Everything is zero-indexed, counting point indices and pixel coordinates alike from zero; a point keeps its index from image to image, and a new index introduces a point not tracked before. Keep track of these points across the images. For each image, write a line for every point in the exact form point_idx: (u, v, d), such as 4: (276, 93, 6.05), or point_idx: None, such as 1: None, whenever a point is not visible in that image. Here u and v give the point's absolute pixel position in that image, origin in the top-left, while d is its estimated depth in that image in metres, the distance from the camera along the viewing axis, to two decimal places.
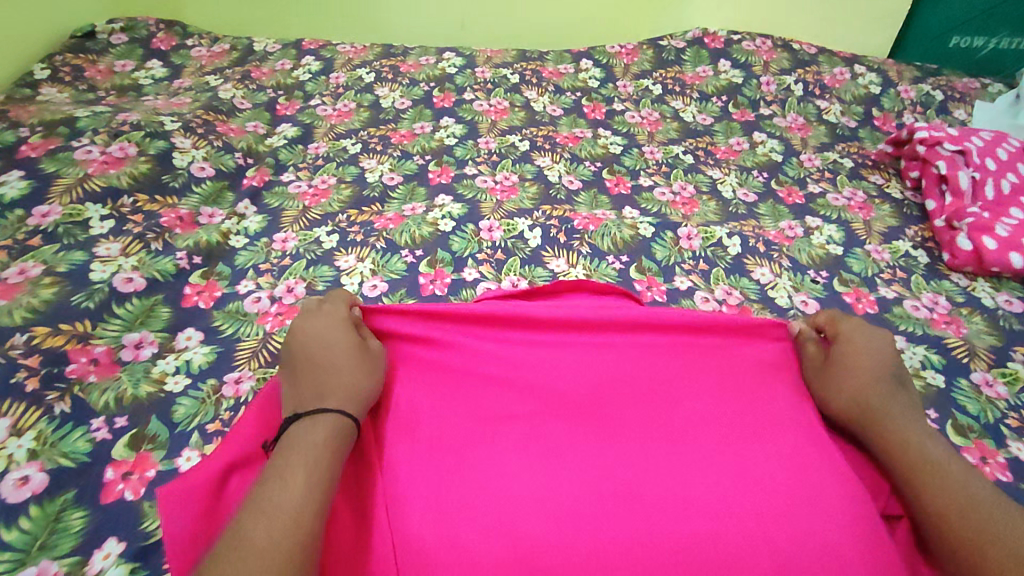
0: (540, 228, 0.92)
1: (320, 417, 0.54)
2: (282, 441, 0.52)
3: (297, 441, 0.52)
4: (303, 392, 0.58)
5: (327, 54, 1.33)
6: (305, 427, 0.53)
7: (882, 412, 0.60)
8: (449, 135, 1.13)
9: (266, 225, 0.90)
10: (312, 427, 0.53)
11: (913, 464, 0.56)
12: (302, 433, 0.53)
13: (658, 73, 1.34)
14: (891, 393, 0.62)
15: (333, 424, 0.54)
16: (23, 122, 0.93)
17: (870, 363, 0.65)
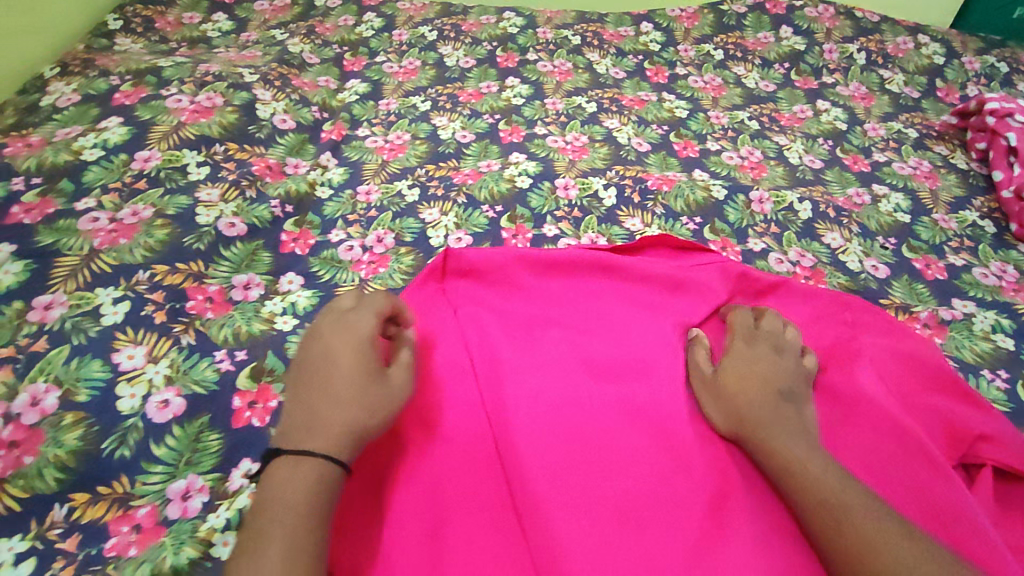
0: (615, 187, 0.94)
1: (294, 468, 0.49)
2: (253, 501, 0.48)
3: (287, 485, 0.49)
4: (295, 411, 0.54)
5: (388, 11, 1.34)
6: (288, 469, 0.49)
7: (764, 426, 0.61)
8: (516, 94, 1.14)
9: (349, 177, 0.93)
10: (293, 468, 0.49)
11: (781, 460, 0.58)
12: (285, 477, 0.49)
13: (718, 38, 1.33)
14: (781, 408, 0.62)
15: (304, 479, 0.49)
16: (112, 71, 0.95)
17: (760, 376, 0.65)
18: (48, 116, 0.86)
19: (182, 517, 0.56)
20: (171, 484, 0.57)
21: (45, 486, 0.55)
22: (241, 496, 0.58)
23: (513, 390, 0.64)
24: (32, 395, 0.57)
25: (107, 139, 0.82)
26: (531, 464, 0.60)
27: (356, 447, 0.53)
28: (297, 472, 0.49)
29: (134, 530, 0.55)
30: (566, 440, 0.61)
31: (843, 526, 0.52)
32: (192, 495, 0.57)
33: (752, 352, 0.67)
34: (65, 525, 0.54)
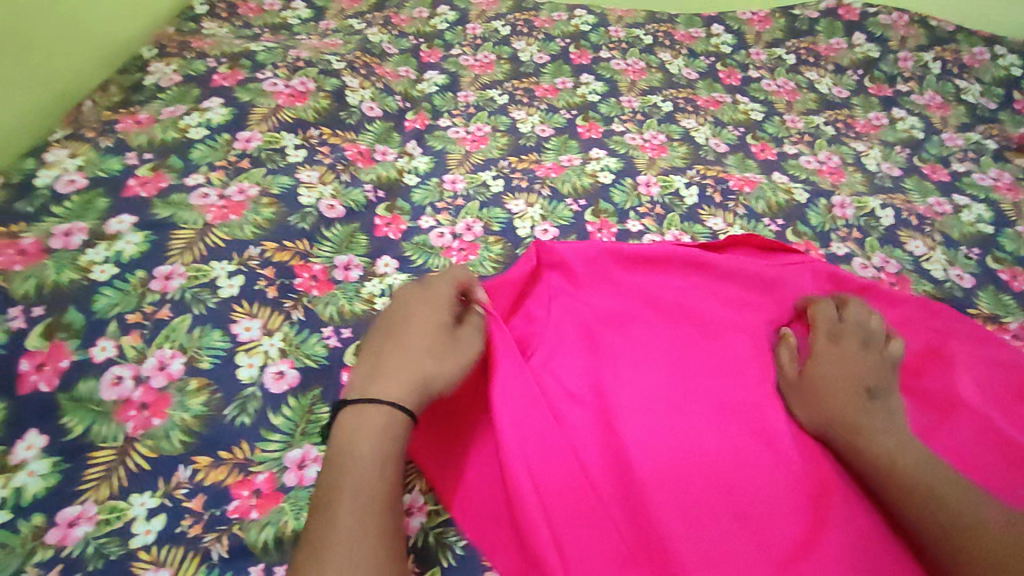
0: (696, 186, 0.95)
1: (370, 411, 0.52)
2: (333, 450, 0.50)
3: (360, 440, 0.50)
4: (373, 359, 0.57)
5: (461, 6, 1.37)
6: (362, 416, 0.52)
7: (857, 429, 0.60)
8: (591, 91, 1.15)
9: (434, 166, 0.95)
10: (364, 415, 0.52)
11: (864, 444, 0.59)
12: (358, 430, 0.51)
13: (790, 43, 1.33)
14: (866, 407, 0.62)
15: (383, 429, 0.51)
16: (209, 54, 0.99)
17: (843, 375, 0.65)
18: (152, 95, 0.90)
19: (298, 485, 0.57)
20: (288, 452, 0.59)
21: (171, 448, 0.57)
22: None
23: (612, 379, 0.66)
24: (160, 359, 0.61)
25: (211, 119, 0.84)
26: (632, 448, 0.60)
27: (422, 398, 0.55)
28: (377, 424, 0.51)
29: (255, 494, 0.56)
30: (666, 426, 0.62)
31: (930, 511, 0.53)
32: (307, 464, 0.59)
33: (840, 354, 0.67)
34: (190, 486, 0.56)
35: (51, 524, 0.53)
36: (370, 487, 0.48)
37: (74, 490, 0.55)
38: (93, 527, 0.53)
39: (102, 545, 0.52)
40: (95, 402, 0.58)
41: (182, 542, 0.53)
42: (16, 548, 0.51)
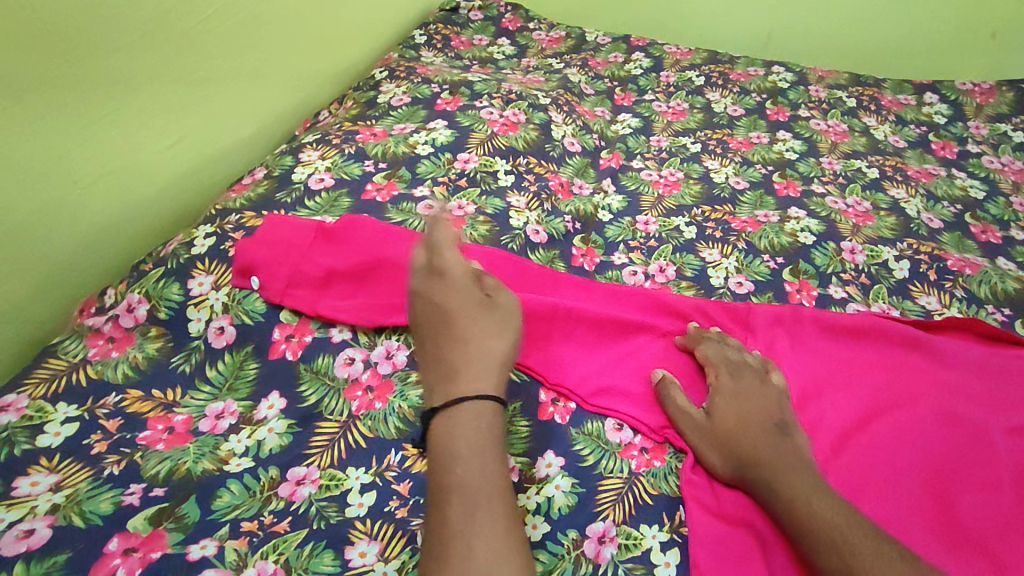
0: (908, 260, 0.88)
1: (485, 406, 0.55)
2: (444, 451, 0.52)
3: (463, 441, 0.52)
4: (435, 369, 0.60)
5: (656, 53, 1.40)
6: (465, 416, 0.54)
7: (764, 458, 0.58)
8: (789, 149, 1.12)
9: (627, 205, 0.96)
10: (471, 414, 0.54)
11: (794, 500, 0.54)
12: (462, 431, 0.53)
13: (1018, 119, 1.22)
14: (765, 430, 0.61)
15: (482, 436, 0.53)
16: (433, 79, 1.08)
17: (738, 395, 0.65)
18: (385, 112, 1.00)
19: None
20: None
21: (388, 432, 0.61)
22: (549, 485, 0.59)
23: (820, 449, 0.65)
24: (387, 349, 0.68)
25: (436, 139, 0.92)
26: None
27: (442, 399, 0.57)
28: (479, 424, 0.54)
29: None
30: (881, 510, 0.60)
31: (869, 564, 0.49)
32: None
33: (740, 390, 0.65)
34: (399, 470, 0.59)
35: (284, 479, 0.58)
36: (478, 481, 0.50)
37: (303, 452, 0.60)
38: (317, 489, 0.57)
39: (323, 508, 0.56)
40: (330, 377, 0.65)
41: (391, 521, 0.55)
42: (257, 493, 0.56)
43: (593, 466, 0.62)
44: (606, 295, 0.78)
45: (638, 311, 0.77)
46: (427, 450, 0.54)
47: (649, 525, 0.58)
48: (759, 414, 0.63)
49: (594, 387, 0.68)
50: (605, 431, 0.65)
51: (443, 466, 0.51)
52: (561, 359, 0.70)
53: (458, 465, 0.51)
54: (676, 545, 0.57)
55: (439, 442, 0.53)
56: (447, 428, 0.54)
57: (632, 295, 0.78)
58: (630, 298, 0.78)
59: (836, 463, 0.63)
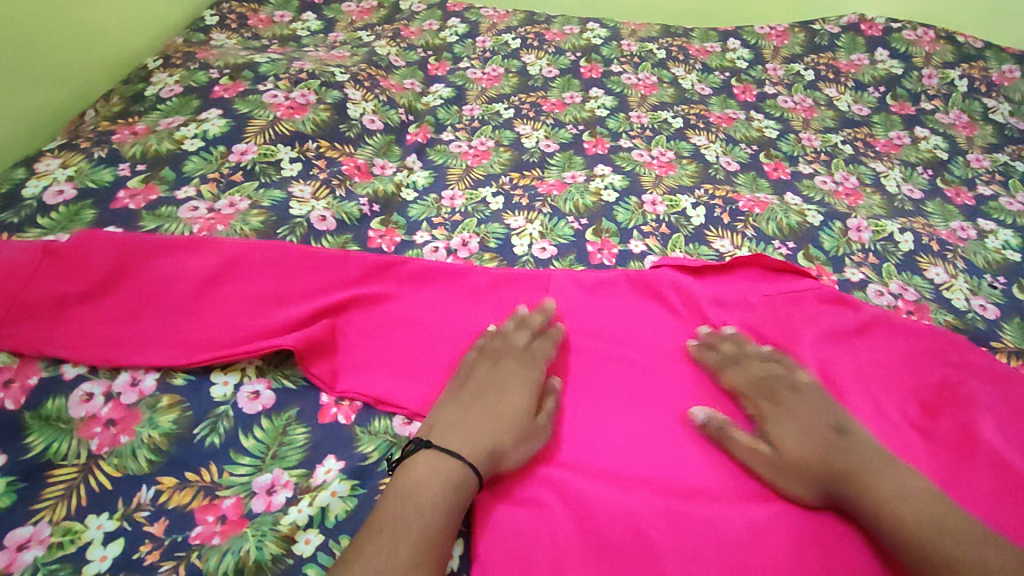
0: (704, 207, 0.91)
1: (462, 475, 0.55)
2: (418, 472, 0.54)
3: (430, 478, 0.54)
4: (447, 417, 0.61)
5: (472, 18, 1.35)
6: (449, 465, 0.55)
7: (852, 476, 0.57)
8: (600, 106, 1.12)
9: (433, 180, 0.92)
10: (441, 465, 0.55)
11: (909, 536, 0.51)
12: (435, 469, 0.55)
13: (809, 58, 1.29)
14: (834, 444, 0.59)
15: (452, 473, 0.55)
16: (211, 64, 0.98)
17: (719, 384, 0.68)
18: (151, 106, 0.89)
19: (265, 511, 0.54)
20: (257, 476, 0.56)
21: (137, 467, 0.55)
22: (324, 494, 0.55)
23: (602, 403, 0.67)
24: (133, 376, 0.60)
25: (207, 131, 0.83)
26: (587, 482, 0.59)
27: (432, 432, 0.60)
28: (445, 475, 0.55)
29: (220, 521, 0.53)
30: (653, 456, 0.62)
31: (972, 570, 0.48)
32: (276, 490, 0.55)
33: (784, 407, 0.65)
34: (152, 508, 0.53)
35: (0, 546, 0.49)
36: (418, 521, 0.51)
37: (30, 508, 0.51)
38: (46, 551, 0.49)
39: (52, 572, 0.48)
40: (62, 421, 0.57)
41: (137, 572, 0.49)
42: None
43: (377, 464, 0.58)
44: (417, 272, 0.76)
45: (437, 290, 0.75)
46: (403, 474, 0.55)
47: None
48: (811, 418, 0.63)
49: (387, 374, 0.66)
50: (393, 427, 0.62)
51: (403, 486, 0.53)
52: (352, 352, 0.67)
53: (419, 502, 0.52)
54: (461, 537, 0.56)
55: (416, 472, 0.55)
56: (431, 469, 0.55)
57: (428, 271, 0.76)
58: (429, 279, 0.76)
59: (620, 425, 0.65)
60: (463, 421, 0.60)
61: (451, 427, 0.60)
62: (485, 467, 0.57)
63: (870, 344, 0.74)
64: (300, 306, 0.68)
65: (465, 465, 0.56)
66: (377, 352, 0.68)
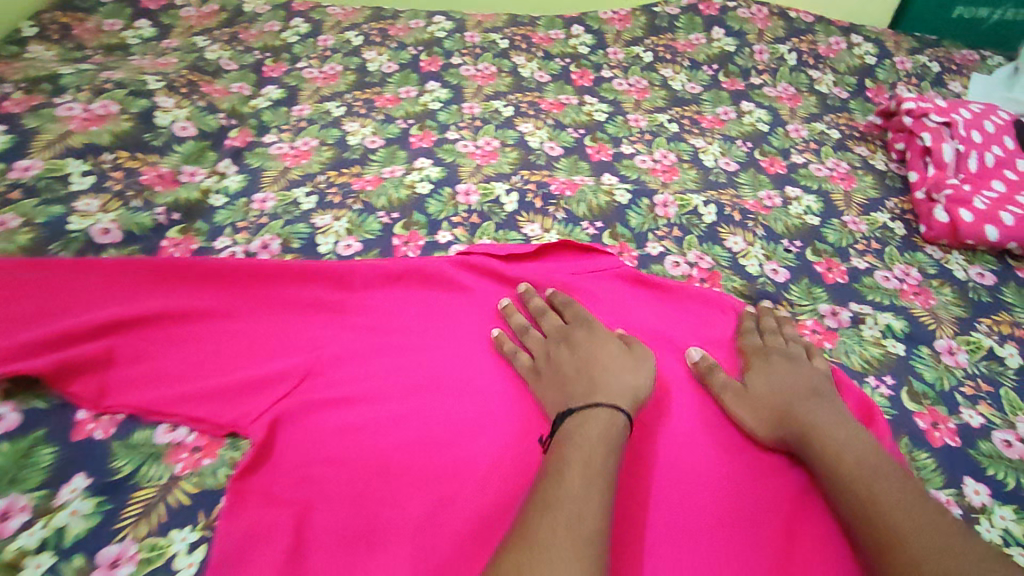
0: (517, 192, 0.93)
1: (591, 414, 0.61)
2: (563, 434, 0.60)
3: (581, 442, 0.58)
4: (575, 390, 0.66)
5: (317, 17, 1.33)
6: (604, 415, 0.61)
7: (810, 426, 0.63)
8: (434, 99, 1.13)
9: (246, 185, 0.92)
10: (587, 422, 0.60)
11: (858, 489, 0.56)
12: (586, 432, 0.59)
13: (649, 40, 1.32)
14: (811, 402, 0.66)
15: (605, 419, 0.61)
16: (7, 79, 0.91)
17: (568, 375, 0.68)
18: None
19: None
20: None
21: None
22: (62, 513, 0.55)
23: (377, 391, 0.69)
24: None
25: None
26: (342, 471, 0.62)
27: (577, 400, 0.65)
28: (607, 427, 0.60)
29: None
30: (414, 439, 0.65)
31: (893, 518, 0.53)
32: (11, 515, 0.54)
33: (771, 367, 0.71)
34: None
35: None
36: (582, 490, 0.53)
37: None
38: None
39: None
40: None
41: None
42: None
43: (127, 477, 0.59)
44: (208, 276, 0.77)
45: (228, 293, 0.77)
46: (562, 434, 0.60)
47: (180, 528, 0.56)
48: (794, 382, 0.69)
49: (161, 381, 0.67)
50: (155, 435, 0.64)
51: (560, 450, 0.57)
52: (127, 359, 0.68)
53: (568, 470, 0.54)
54: (205, 542, 0.56)
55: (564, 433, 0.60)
56: (579, 425, 0.60)
57: (219, 272, 0.77)
58: (220, 281, 0.77)
59: (391, 413, 0.67)
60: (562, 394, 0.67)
61: (586, 391, 0.65)
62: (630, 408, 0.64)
63: (666, 319, 0.78)
64: (70, 319, 0.69)
65: (613, 409, 0.62)
66: (161, 364, 0.69)
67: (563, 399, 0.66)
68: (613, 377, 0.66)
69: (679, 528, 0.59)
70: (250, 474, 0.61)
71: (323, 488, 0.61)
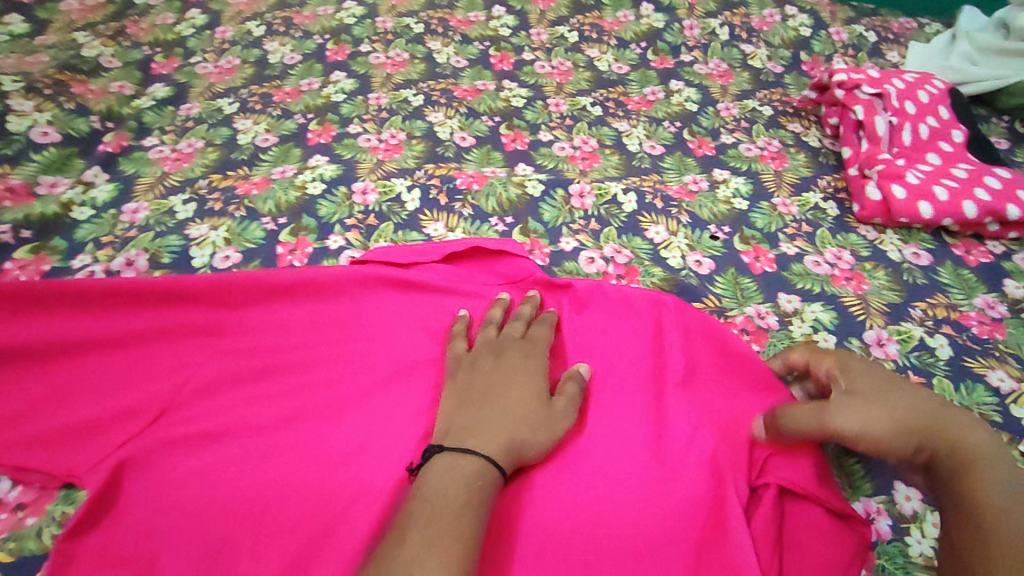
0: (419, 188, 0.85)
1: (461, 462, 0.53)
2: (422, 480, 0.53)
3: (444, 497, 0.50)
4: (465, 417, 0.58)
5: (215, 7, 1.21)
6: (472, 467, 0.53)
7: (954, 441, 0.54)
8: (338, 91, 1.04)
9: (117, 194, 0.83)
10: (454, 467, 0.53)
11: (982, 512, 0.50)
12: (450, 483, 0.51)
13: (574, 19, 1.24)
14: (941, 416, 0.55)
15: (473, 472, 0.52)
16: None
17: (482, 394, 0.59)
18: None
19: None
20: None
21: None
22: None
23: (238, 423, 0.59)
24: None
25: None
26: (188, 524, 0.54)
27: (473, 433, 0.56)
28: (471, 481, 0.52)
29: None
30: (276, 481, 0.56)
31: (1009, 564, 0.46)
32: None
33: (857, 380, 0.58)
34: None
35: None
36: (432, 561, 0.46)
37: None
38: None
39: None
40: None
41: None
42: None
43: None
44: (30, 292, 0.63)
45: (59, 311, 0.64)
46: (425, 478, 0.53)
47: None
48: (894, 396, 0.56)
49: None
50: None
51: (421, 498, 0.51)
52: None
53: (415, 533, 0.48)
54: None
55: (428, 480, 0.52)
56: (445, 469, 0.53)
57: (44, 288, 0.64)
58: (46, 297, 0.64)
59: (252, 451, 0.58)
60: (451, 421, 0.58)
61: (473, 429, 0.56)
62: (508, 462, 0.55)
63: (598, 327, 0.68)
64: None
65: (485, 463, 0.53)
66: None
67: (446, 426, 0.57)
68: (510, 416, 0.57)
69: (592, 553, 0.53)
70: (81, 536, 0.53)
71: (164, 545, 0.53)
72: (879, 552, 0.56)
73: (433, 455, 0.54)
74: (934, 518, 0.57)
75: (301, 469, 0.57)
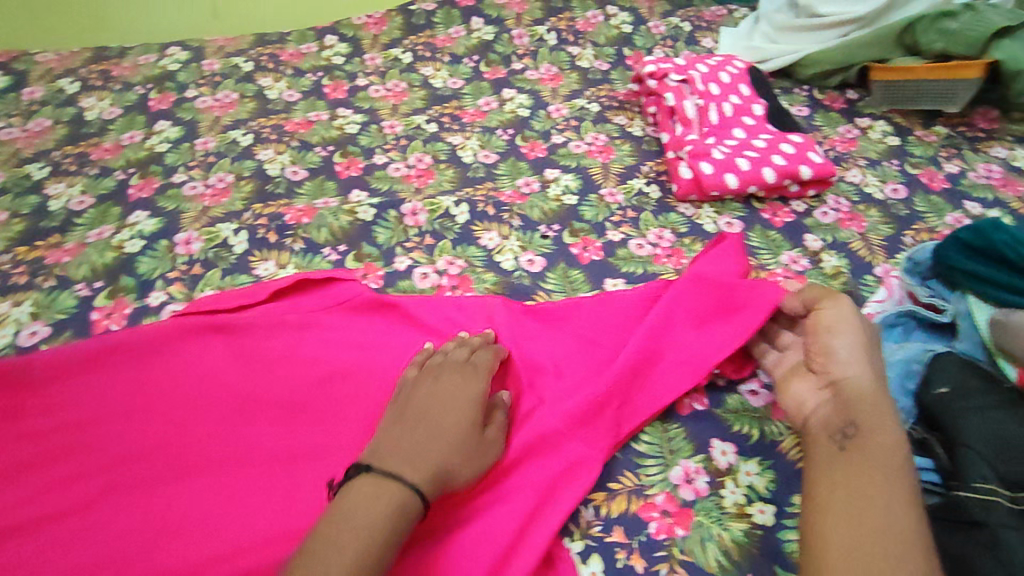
0: (247, 230, 0.83)
1: (386, 491, 0.49)
2: (339, 512, 0.48)
3: (355, 535, 0.46)
4: (396, 442, 0.54)
5: (20, 67, 1.14)
6: (397, 496, 0.49)
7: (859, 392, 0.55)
8: (162, 140, 1.01)
9: None
10: (378, 498, 0.49)
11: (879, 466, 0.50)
12: (370, 517, 0.48)
13: (407, 40, 1.26)
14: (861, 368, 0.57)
15: (398, 502, 0.49)
16: None
17: (418, 413, 0.56)
18: None
19: None
20: None
21: None
22: None
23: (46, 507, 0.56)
24: None
25: None
26: None
27: (404, 458, 0.52)
28: (390, 513, 0.48)
29: None
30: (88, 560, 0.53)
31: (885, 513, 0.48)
32: None
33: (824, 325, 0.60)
34: None
35: None
36: None
37: None
38: None
39: None
40: None
41: None
42: None
43: None
44: None
45: None
46: (341, 509, 0.49)
47: None
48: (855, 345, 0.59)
49: None
50: None
51: (331, 537, 0.46)
52: None
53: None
54: None
55: (343, 514, 0.48)
56: (369, 501, 0.49)
57: None
58: None
59: (63, 532, 0.55)
60: (381, 447, 0.54)
61: (401, 452, 0.52)
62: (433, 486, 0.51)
63: (428, 341, 0.69)
64: None
65: (410, 488, 0.50)
66: None
67: (371, 452, 0.53)
68: (438, 436, 0.54)
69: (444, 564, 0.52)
70: None
71: None
72: (698, 508, 0.57)
73: (356, 486, 0.50)
74: (747, 467, 0.59)
75: (115, 540, 0.54)
